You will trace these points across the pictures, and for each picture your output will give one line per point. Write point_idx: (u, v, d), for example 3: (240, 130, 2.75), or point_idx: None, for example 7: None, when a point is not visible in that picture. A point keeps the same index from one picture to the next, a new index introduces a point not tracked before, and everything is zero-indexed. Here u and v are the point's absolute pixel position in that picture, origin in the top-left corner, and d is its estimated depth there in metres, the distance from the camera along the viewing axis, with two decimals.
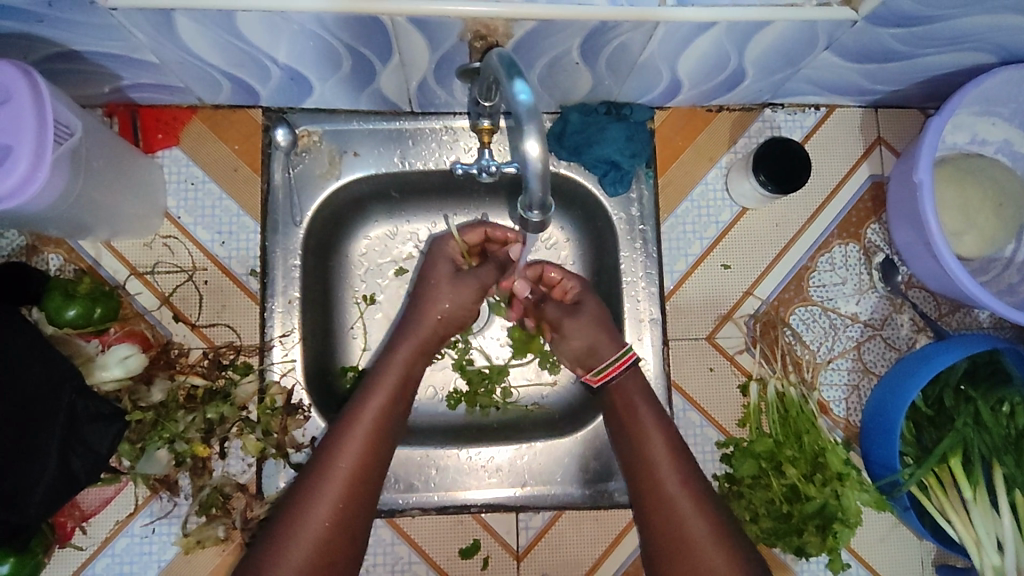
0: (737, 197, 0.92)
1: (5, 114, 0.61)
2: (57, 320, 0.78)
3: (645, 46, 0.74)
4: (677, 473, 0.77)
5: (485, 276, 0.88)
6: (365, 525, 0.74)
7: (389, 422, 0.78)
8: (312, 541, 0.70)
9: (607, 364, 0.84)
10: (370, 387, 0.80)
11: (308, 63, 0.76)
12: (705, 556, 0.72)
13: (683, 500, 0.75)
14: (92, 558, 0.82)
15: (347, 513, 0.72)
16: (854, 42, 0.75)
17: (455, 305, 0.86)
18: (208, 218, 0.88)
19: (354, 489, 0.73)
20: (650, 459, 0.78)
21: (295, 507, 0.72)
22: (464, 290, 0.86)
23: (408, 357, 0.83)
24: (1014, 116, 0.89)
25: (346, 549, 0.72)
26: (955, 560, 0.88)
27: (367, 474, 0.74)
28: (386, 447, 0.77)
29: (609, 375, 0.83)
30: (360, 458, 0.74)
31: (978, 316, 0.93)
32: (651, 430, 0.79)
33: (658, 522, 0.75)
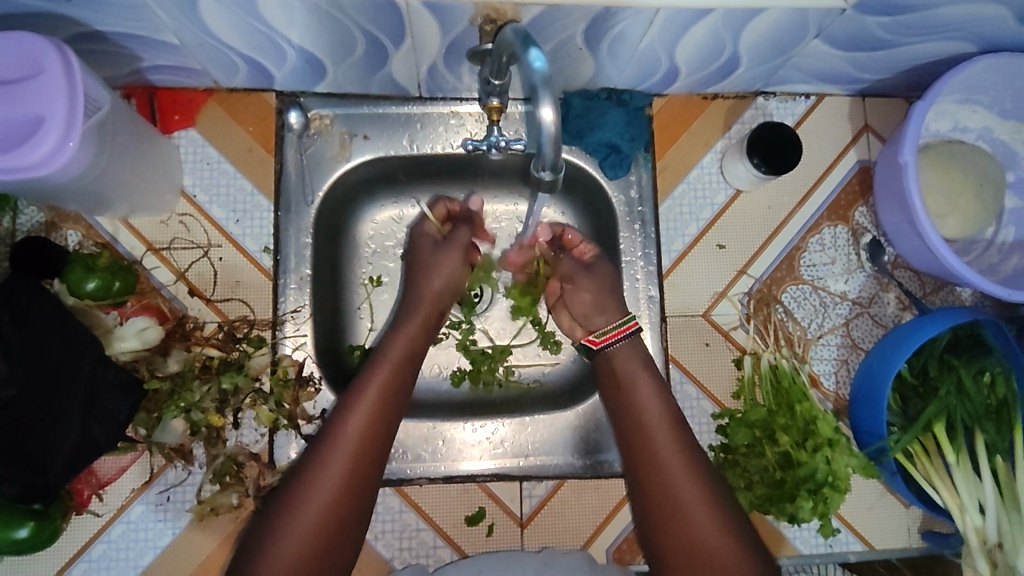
0: (732, 180, 0.96)
1: (37, 86, 0.64)
2: (77, 292, 0.81)
3: (646, 32, 0.78)
4: (673, 439, 0.79)
5: (462, 240, 0.93)
6: (374, 489, 0.75)
7: (399, 389, 0.80)
8: (323, 501, 0.71)
9: (614, 326, 0.87)
10: (379, 357, 0.81)
11: (324, 46, 0.79)
12: (696, 518, 0.75)
13: (675, 460, 0.78)
14: (108, 525, 0.84)
15: (358, 475, 0.73)
16: (842, 30, 0.80)
17: (450, 278, 0.91)
18: (223, 196, 0.91)
19: (365, 452, 0.74)
20: (647, 425, 0.81)
21: (306, 469, 0.73)
22: (446, 256, 0.92)
23: (414, 331, 0.85)
24: (994, 105, 0.94)
25: (356, 510, 0.73)
26: (939, 526, 0.93)
27: (377, 437, 0.76)
28: (396, 414, 0.78)
29: (618, 334, 0.86)
30: (370, 422, 0.76)
31: (960, 294, 0.97)
32: (649, 398, 0.82)
33: (649, 486, 0.78)
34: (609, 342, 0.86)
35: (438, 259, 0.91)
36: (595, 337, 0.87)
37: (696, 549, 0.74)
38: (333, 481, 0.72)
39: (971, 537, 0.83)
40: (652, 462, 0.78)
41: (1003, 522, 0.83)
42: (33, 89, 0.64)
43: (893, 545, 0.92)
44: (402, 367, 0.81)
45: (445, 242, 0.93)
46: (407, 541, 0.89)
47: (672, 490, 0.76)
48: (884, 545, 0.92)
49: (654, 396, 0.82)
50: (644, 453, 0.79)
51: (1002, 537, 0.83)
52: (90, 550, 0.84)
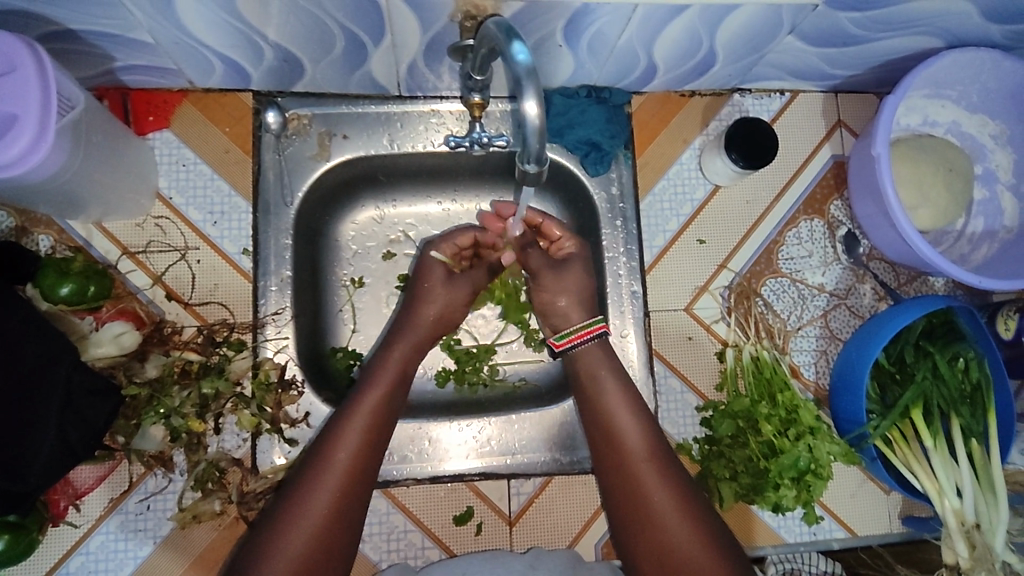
0: (711, 176, 0.97)
1: (10, 83, 0.63)
2: (50, 297, 0.78)
3: (625, 29, 0.78)
4: (642, 447, 0.80)
5: (476, 280, 0.94)
6: (359, 517, 0.75)
7: (387, 414, 0.79)
8: (310, 533, 0.70)
9: (578, 327, 0.87)
10: (367, 382, 0.81)
11: (302, 43, 0.78)
12: (670, 525, 0.76)
13: (643, 463, 0.79)
14: (86, 537, 0.82)
15: (344, 505, 0.73)
16: (813, 27, 0.82)
17: (447, 307, 0.90)
18: (200, 198, 0.90)
19: (353, 481, 0.74)
20: (617, 435, 0.81)
21: (291, 499, 0.72)
22: (458, 291, 0.91)
23: (404, 355, 0.85)
24: (961, 98, 0.97)
25: (341, 541, 0.72)
26: (919, 511, 0.95)
27: (365, 466, 0.75)
28: (383, 439, 0.78)
29: (575, 340, 0.86)
30: (360, 450, 0.75)
31: (933, 284, 1.00)
32: (618, 405, 0.83)
33: (624, 498, 0.79)
34: (573, 343, 0.87)
35: (447, 291, 0.91)
36: (556, 341, 0.88)
37: (672, 556, 0.74)
38: (321, 511, 0.71)
39: (950, 519, 0.84)
40: (625, 472, 0.79)
41: (980, 503, 0.85)
42: (5, 87, 0.63)
43: (874, 532, 0.93)
44: (390, 393, 0.80)
45: (463, 275, 0.93)
46: (395, 543, 0.88)
47: (645, 498, 0.77)
48: (866, 531, 0.93)
49: (622, 404, 0.83)
50: (616, 464, 0.80)
51: (980, 517, 0.85)
52: (68, 562, 0.82)
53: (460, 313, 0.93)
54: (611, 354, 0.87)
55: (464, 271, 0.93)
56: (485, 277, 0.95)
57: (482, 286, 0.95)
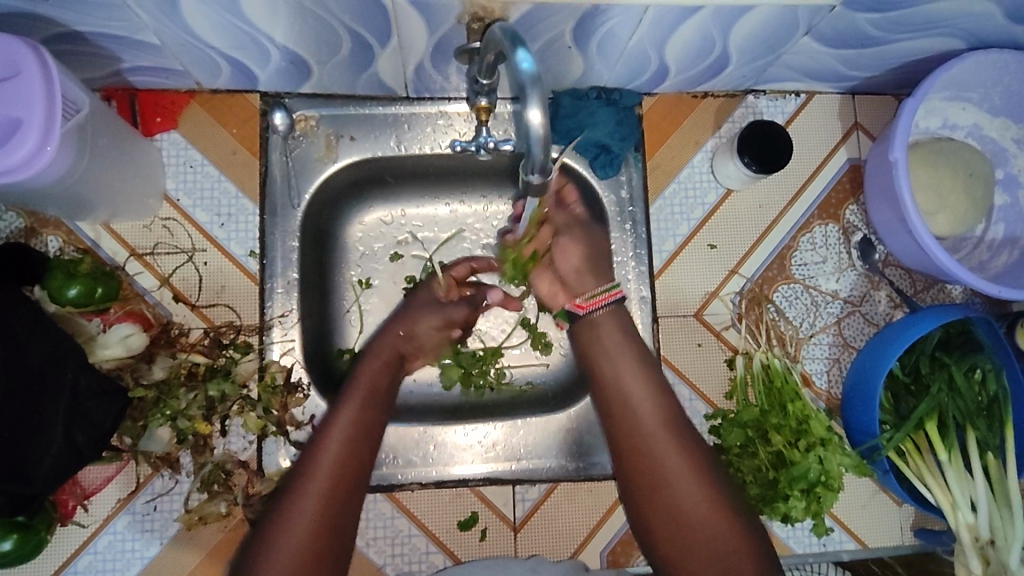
0: (723, 179, 0.96)
1: (15, 87, 0.64)
2: (58, 298, 0.78)
3: (635, 30, 0.77)
4: (657, 415, 0.79)
5: (451, 312, 0.92)
6: (350, 529, 0.73)
7: (367, 422, 0.78)
8: (299, 545, 0.69)
9: (600, 290, 0.85)
10: (341, 397, 0.79)
11: (308, 44, 0.78)
12: (687, 494, 0.75)
13: (657, 430, 0.78)
14: (93, 537, 0.83)
15: (330, 518, 0.71)
16: (831, 27, 0.79)
17: (419, 330, 0.89)
18: (207, 200, 0.90)
19: (337, 492, 0.72)
20: (634, 406, 0.79)
21: (277, 515, 0.70)
22: (429, 319, 0.90)
23: (374, 369, 0.83)
24: (983, 101, 0.94)
25: (333, 552, 0.70)
26: (932, 523, 0.93)
27: (348, 475, 0.74)
28: (366, 446, 0.77)
29: (599, 302, 0.84)
30: (341, 462, 0.74)
31: (951, 291, 0.97)
32: (634, 373, 0.81)
33: (638, 469, 0.77)
34: (597, 307, 0.85)
35: (418, 313, 0.90)
36: (584, 302, 0.85)
37: (685, 526, 0.74)
38: (308, 524, 0.70)
39: (964, 535, 0.83)
40: (641, 444, 0.78)
41: (995, 518, 0.83)
42: (9, 91, 0.63)
43: (885, 543, 0.92)
44: (367, 403, 0.79)
45: (438, 306, 0.92)
46: (399, 548, 0.88)
47: (662, 469, 0.76)
48: (877, 543, 0.92)
49: (638, 374, 0.81)
50: (631, 436, 0.78)
51: (995, 533, 0.83)
52: (76, 562, 0.82)
53: (434, 339, 0.91)
54: (626, 326, 0.85)
55: (447, 303, 0.93)
56: (464, 312, 0.94)
57: (462, 321, 0.94)
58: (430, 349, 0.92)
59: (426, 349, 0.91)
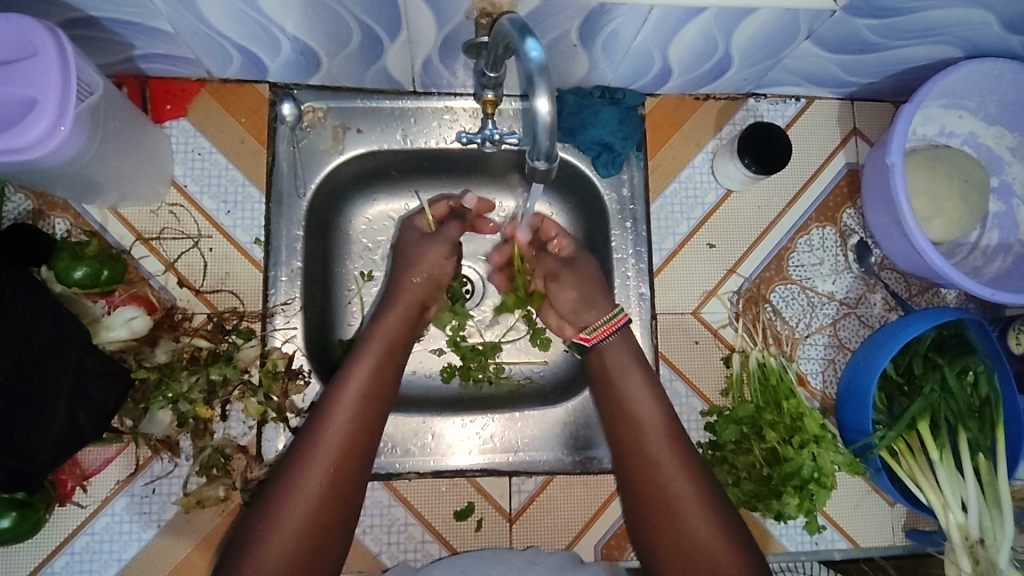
0: (723, 180, 0.97)
1: (31, 66, 0.65)
2: (65, 279, 0.80)
3: (639, 30, 0.78)
4: (657, 419, 0.80)
5: (450, 233, 0.92)
6: (359, 491, 0.75)
7: (382, 385, 0.79)
8: (308, 502, 0.70)
9: (603, 321, 0.87)
10: (358, 354, 0.80)
11: (318, 36, 0.79)
12: (692, 519, 0.74)
13: (655, 435, 0.79)
14: (91, 518, 0.83)
15: (338, 480, 0.72)
16: (830, 33, 0.81)
17: (433, 267, 0.90)
18: (214, 187, 0.91)
19: (347, 456, 0.73)
20: (641, 433, 0.80)
21: (286, 477, 0.72)
22: (432, 249, 0.90)
23: (393, 323, 0.84)
24: (979, 109, 0.96)
25: (339, 516, 0.72)
26: (924, 524, 0.94)
27: (360, 438, 0.75)
28: (379, 407, 0.77)
29: (603, 333, 0.86)
30: (351, 425, 0.75)
31: (945, 295, 0.99)
32: (645, 398, 0.82)
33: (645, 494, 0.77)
34: (603, 337, 0.86)
35: (422, 251, 0.90)
36: (586, 335, 0.87)
37: (687, 542, 0.74)
38: (317, 487, 0.71)
39: (954, 534, 0.84)
40: (647, 469, 0.78)
41: (985, 519, 0.85)
42: (25, 70, 0.65)
43: (878, 543, 0.93)
44: (382, 361, 0.80)
45: (432, 235, 0.92)
46: (396, 537, 0.89)
47: (656, 477, 0.77)
48: (869, 543, 0.92)
49: (647, 396, 0.82)
50: (637, 458, 0.79)
51: (984, 533, 0.85)
52: (73, 542, 0.83)
53: (446, 269, 0.91)
54: (637, 351, 0.86)
55: (437, 229, 0.92)
56: (457, 228, 0.92)
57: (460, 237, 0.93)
58: (444, 282, 0.92)
59: (440, 283, 0.91)
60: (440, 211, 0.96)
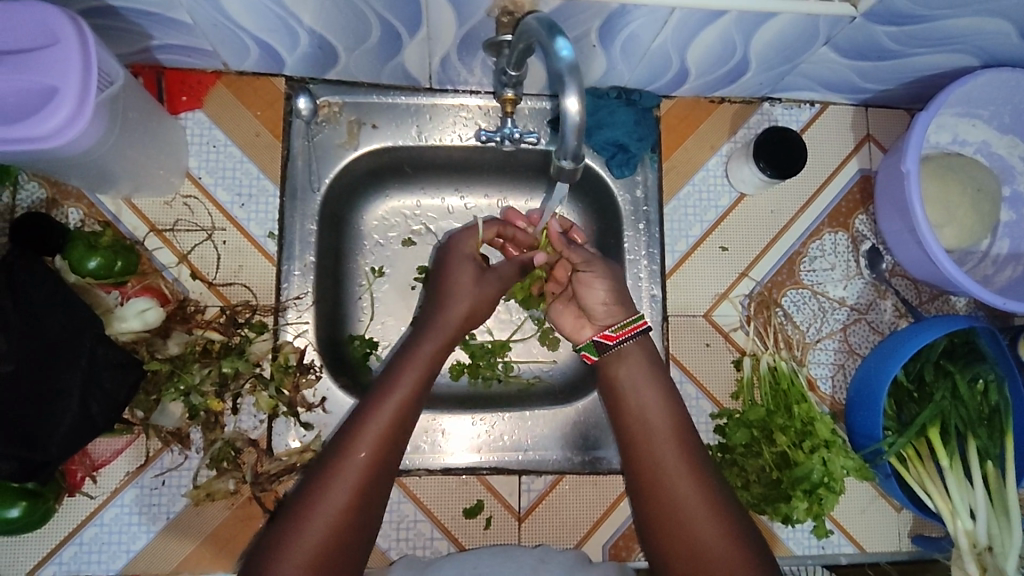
0: (737, 183, 0.97)
1: (52, 55, 0.64)
2: (79, 269, 0.79)
3: (659, 33, 0.78)
4: (668, 424, 0.80)
5: (506, 275, 0.90)
6: (372, 520, 0.73)
7: (408, 413, 0.77)
8: (324, 529, 0.69)
9: (628, 321, 0.85)
10: (389, 382, 0.78)
11: (337, 30, 0.79)
12: (697, 523, 0.74)
13: (663, 439, 0.79)
14: (100, 509, 0.83)
15: (357, 506, 0.71)
16: (849, 39, 0.81)
17: (477, 303, 0.86)
18: (228, 179, 0.91)
19: (363, 487, 0.72)
20: (655, 453, 0.79)
21: (301, 505, 0.70)
22: (486, 291, 0.87)
23: (427, 353, 0.81)
24: (993, 118, 0.96)
25: (350, 545, 0.71)
26: (930, 530, 0.94)
27: (378, 469, 0.73)
28: (400, 438, 0.76)
29: (629, 333, 0.85)
30: (371, 457, 0.73)
31: (955, 303, 0.99)
32: (657, 405, 0.81)
33: (658, 514, 0.76)
34: (625, 337, 0.85)
35: (472, 286, 0.87)
36: (612, 333, 0.85)
37: (692, 546, 0.74)
38: (331, 518, 0.70)
39: (962, 541, 0.84)
40: (659, 483, 0.77)
41: (992, 526, 0.85)
42: (46, 59, 0.64)
43: (884, 549, 0.93)
44: (413, 392, 0.78)
45: (485, 271, 0.89)
46: (405, 532, 0.89)
47: (663, 480, 0.77)
48: (875, 548, 0.93)
49: (658, 401, 0.82)
50: (652, 477, 0.78)
51: (991, 540, 0.85)
52: (82, 533, 0.82)
53: (489, 308, 0.89)
54: (654, 356, 0.85)
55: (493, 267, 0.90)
56: (513, 273, 0.91)
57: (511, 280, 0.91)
58: (482, 319, 0.90)
59: (479, 321, 0.89)
60: (490, 235, 0.94)
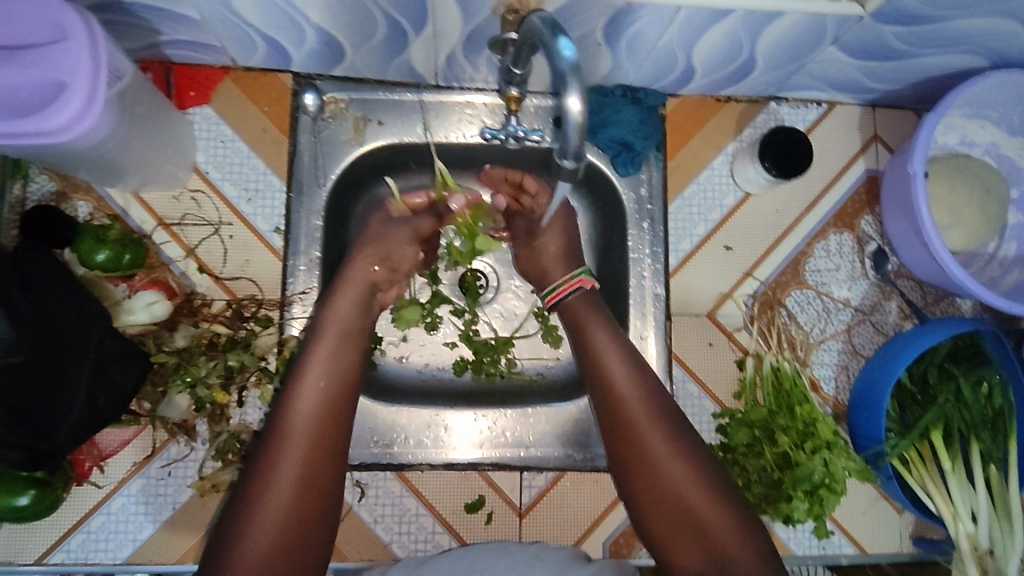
0: (742, 183, 0.97)
1: (61, 50, 0.65)
2: (87, 263, 0.81)
3: (665, 31, 0.78)
4: (634, 391, 0.79)
5: (418, 224, 0.92)
6: (340, 475, 0.73)
7: (347, 368, 0.77)
8: (288, 491, 0.68)
9: (560, 283, 0.90)
10: (317, 336, 0.78)
11: (343, 27, 0.79)
12: (686, 491, 0.72)
13: (639, 409, 0.77)
14: (108, 498, 0.84)
15: (317, 463, 0.70)
16: (857, 39, 0.81)
17: (389, 248, 0.89)
18: (235, 174, 0.92)
19: (321, 436, 0.72)
20: (630, 420, 0.77)
21: (261, 465, 0.69)
22: (397, 233, 0.90)
23: (346, 303, 0.82)
24: (1002, 120, 0.95)
25: (323, 499, 0.70)
26: (932, 533, 0.94)
27: (329, 423, 0.73)
28: (347, 387, 0.76)
29: (559, 295, 0.89)
30: (316, 410, 0.73)
31: (960, 305, 0.99)
32: (621, 370, 0.80)
33: (663, 524, 0.72)
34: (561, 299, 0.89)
35: (386, 233, 0.89)
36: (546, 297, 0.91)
37: (684, 516, 0.71)
38: (295, 471, 0.69)
39: (963, 544, 0.84)
40: (638, 455, 0.75)
41: (995, 529, 0.85)
42: (55, 54, 0.65)
43: (885, 550, 0.93)
44: (338, 345, 0.78)
45: (405, 221, 0.91)
46: (407, 527, 0.90)
47: (644, 450, 0.75)
48: (876, 549, 0.93)
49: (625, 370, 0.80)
50: (647, 472, 0.74)
51: (994, 543, 0.85)
52: (89, 522, 0.84)
53: (407, 255, 0.91)
54: (610, 328, 0.85)
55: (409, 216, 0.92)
56: (431, 224, 0.93)
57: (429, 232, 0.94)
58: (403, 268, 0.92)
59: (399, 268, 0.91)
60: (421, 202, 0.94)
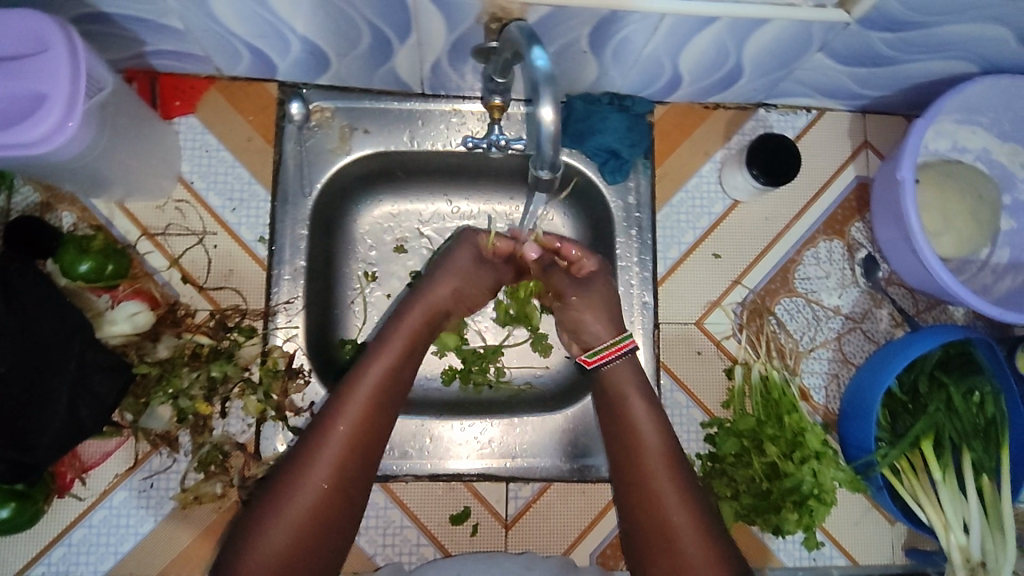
0: (730, 191, 0.97)
1: (41, 61, 0.65)
2: (70, 273, 0.81)
3: (650, 38, 0.78)
4: (650, 420, 0.81)
5: (502, 274, 0.92)
6: (361, 493, 0.75)
7: (390, 386, 0.79)
8: (310, 505, 0.70)
9: (609, 345, 0.85)
10: (372, 353, 0.80)
11: (327, 37, 0.79)
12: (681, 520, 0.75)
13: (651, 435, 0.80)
14: (90, 510, 0.84)
15: (344, 482, 0.73)
16: (844, 45, 0.80)
17: (467, 285, 0.89)
18: (220, 184, 0.91)
19: (351, 455, 0.74)
20: (642, 447, 0.79)
21: (288, 475, 0.72)
22: (481, 278, 0.90)
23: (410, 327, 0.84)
24: (993, 125, 0.94)
25: (339, 517, 0.72)
26: (924, 544, 0.93)
27: (363, 446, 0.75)
28: (387, 410, 0.78)
29: (609, 357, 0.84)
30: (359, 424, 0.75)
31: (953, 313, 0.98)
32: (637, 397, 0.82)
33: (652, 529, 0.75)
34: (605, 362, 0.85)
35: (468, 272, 0.88)
36: (589, 359, 0.85)
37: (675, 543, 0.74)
38: (322, 486, 0.71)
39: (954, 556, 0.83)
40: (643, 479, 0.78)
41: (987, 541, 0.84)
42: (36, 65, 0.65)
43: (876, 561, 0.92)
44: (395, 366, 0.80)
45: (487, 264, 0.90)
46: (391, 538, 0.89)
47: (648, 476, 0.77)
48: (868, 560, 0.91)
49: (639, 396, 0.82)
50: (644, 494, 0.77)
51: (985, 555, 0.84)
52: (70, 534, 0.83)
53: (481, 297, 0.91)
54: (641, 376, 0.85)
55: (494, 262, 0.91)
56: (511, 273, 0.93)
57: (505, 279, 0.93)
58: (471, 306, 0.92)
59: (472, 306, 0.92)
60: (505, 245, 0.89)
